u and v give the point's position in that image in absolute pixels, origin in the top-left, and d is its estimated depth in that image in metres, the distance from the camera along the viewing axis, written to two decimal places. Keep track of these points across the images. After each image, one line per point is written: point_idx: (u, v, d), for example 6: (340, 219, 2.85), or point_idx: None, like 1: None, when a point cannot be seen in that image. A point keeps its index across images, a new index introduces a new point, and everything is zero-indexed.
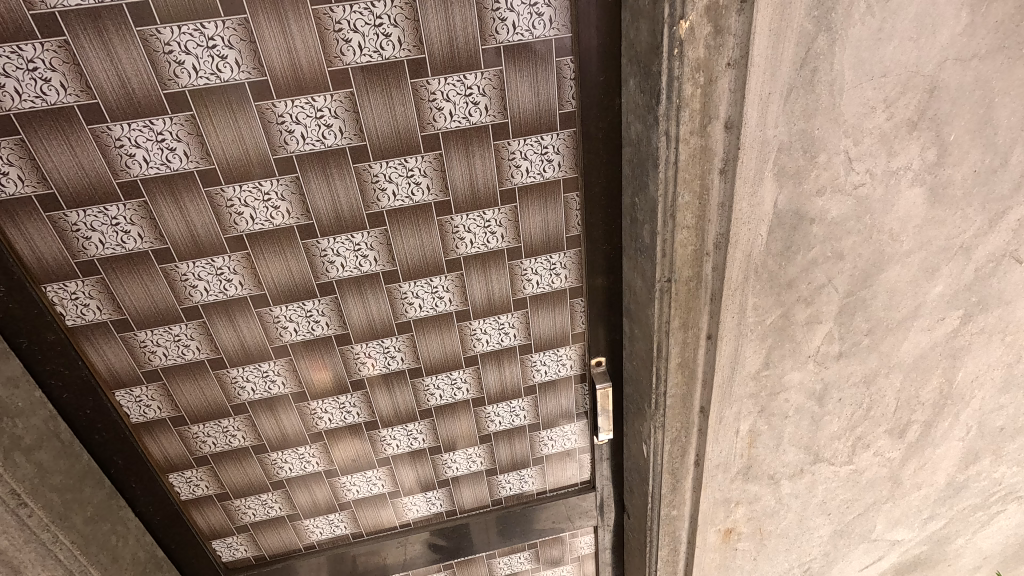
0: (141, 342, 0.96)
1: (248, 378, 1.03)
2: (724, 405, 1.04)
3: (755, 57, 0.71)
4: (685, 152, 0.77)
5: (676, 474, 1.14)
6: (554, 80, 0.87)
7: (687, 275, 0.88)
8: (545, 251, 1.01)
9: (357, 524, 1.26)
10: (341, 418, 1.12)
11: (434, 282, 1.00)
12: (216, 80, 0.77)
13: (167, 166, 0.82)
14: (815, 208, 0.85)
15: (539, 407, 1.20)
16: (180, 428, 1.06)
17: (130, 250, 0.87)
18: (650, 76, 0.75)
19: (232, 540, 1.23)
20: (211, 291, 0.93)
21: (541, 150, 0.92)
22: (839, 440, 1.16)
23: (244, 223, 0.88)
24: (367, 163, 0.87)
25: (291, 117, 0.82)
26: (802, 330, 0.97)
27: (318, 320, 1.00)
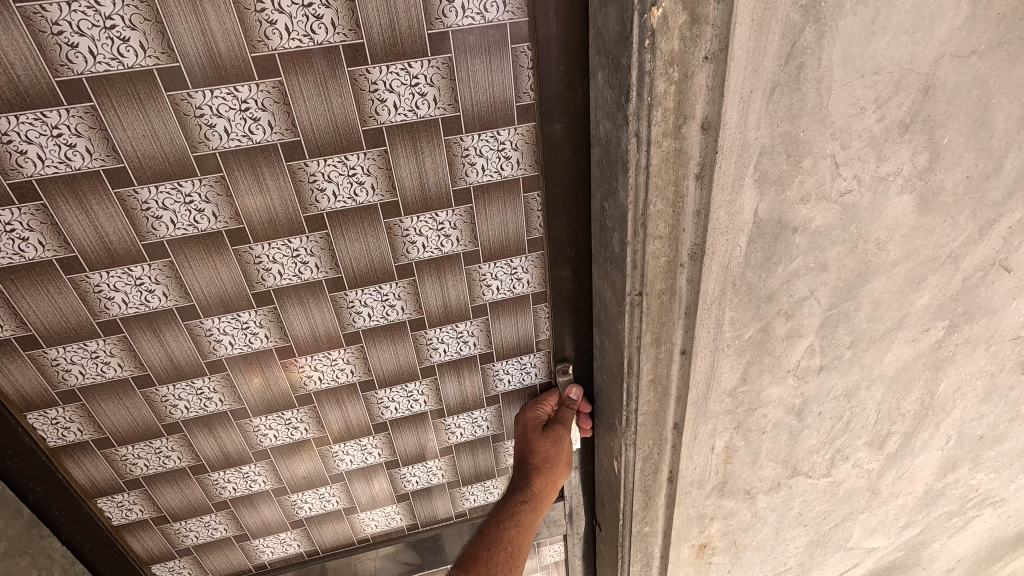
0: (53, 360, 0.85)
1: (181, 396, 0.94)
2: (698, 422, 0.98)
3: (736, 50, 0.63)
4: (656, 156, 0.69)
5: (649, 491, 1.08)
6: (509, 69, 0.78)
7: (659, 288, 0.81)
8: (505, 254, 0.94)
9: (312, 541, 1.18)
10: (288, 435, 1.03)
11: (384, 290, 0.92)
12: (118, 67, 0.66)
13: (66, 165, 0.71)
14: (798, 216, 0.78)
15: (503, 416, 1.14)
16: (108, 451, 0.96)
17: (31, 259, 0.76)
18: (620, 71, 0.66)
19: (174, 563, 1.14)
20: (132, 304, 0.83)
21: (497, 146, 0.83)
22: (818, 453, 1.11)
23: (165, 229, 0.78)
24: (303, 161, 0.78)
25: (212, 110, 0.71)
26: (781, 344, 0.91)
27: (256, 334, 0.91)
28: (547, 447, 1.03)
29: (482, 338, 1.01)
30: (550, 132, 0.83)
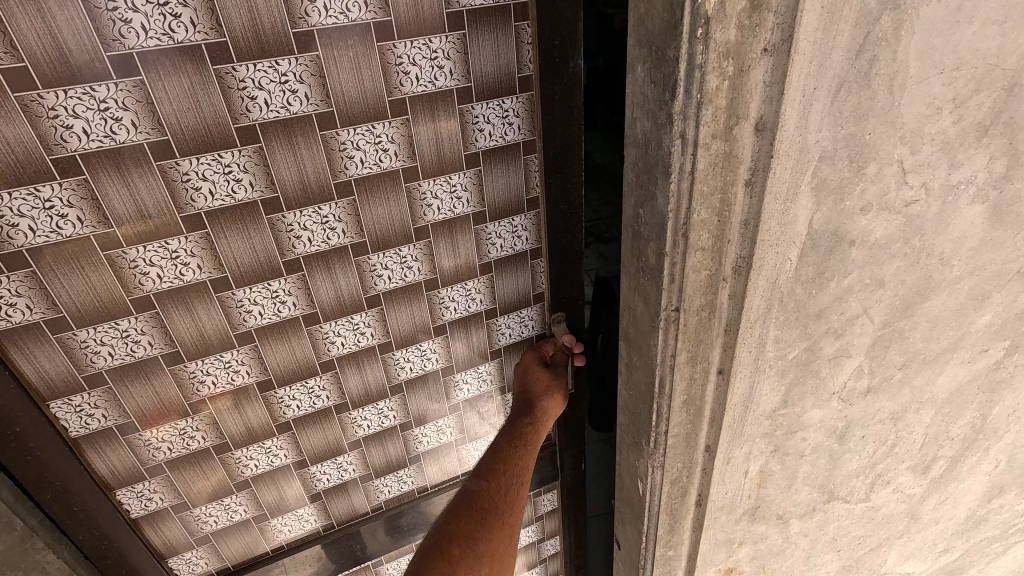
0: (82, 343, 0.71)
1: (208, 370, 0.80)
2: (733, 444, 0.91)
3: (801, 41, 0.56)
4: (703, 160, 0.62)
5: (675, 514, 1.01)
6: (512, 44, 0.76)
7: (698, 304, 0.74)
8: (508, 214, 0.90)
9: (330, 514, 1.03)
10: (310, 405, 0.90)
11: (403, 251, 0.84)
12: (169, 43, 0.59)
13: (112, 140, 0.62)
14: (857, 228, 0.70)
15: (505, 369, 1.06)
16: (132, 438, 0.80)
17: (67, 238, 0.65)
18: (665, 64, 0.59)
19: (191, 554, 0.94)
20: (159, 270, 0.70)
21: (502, 114, 0.81)
22: (857, 478, 1.04)
23: (202, 201, 0.68)
24: (335, 131, 0.71)
25: (251, 83, 0.64)
26: (828, 365, 0.84)
27: (284, 300, 0.79)
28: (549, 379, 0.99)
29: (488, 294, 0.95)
30: (554, 103, 0.81)
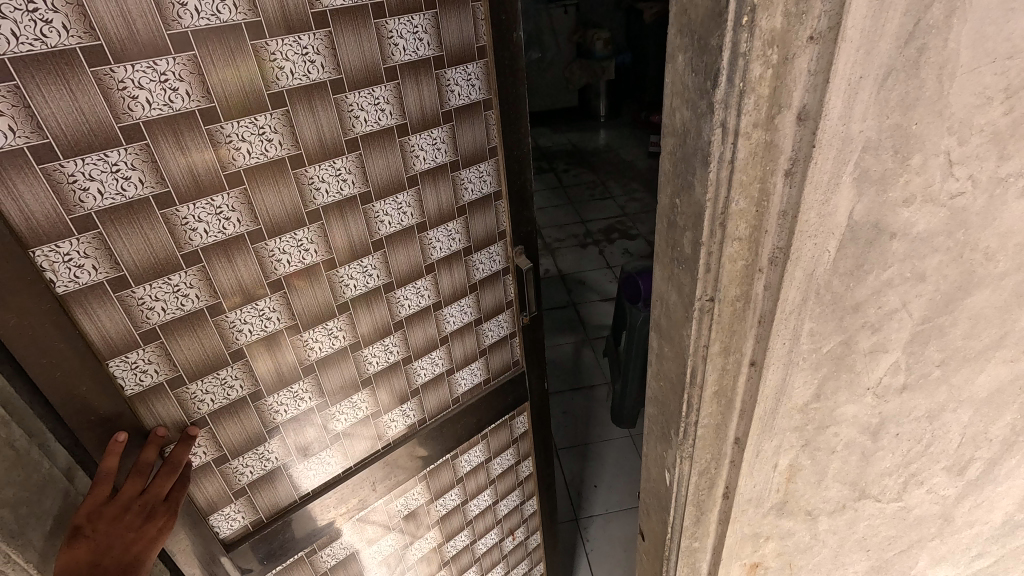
0: (139, 301, 0.79)
1: (245, 319, 0.89)
2: (763, 438, 0.90)
3: (849, 29, 0.55)
4: (744, 149, 0.62)
5: (701, 506, 1.02)
6: (471, 20, 0.97)
7: (733, 293, 0.74)
8: (475, 161, 1.08)
9: (349, 456, 1.13)
10: (330, 345, 1.00)
11: (399, 197, 0.99)
12: (217, 22, 0.72)
13: (170, 108, 0.72)
14: (899, 220, 0.69)
15: (482, 300, 1.23)
16: (179, 392, 0.88)
17: (130, 198, 0.74)
18: (707, 52, 0.59)
19: (229, 509, 1.01)
20: (204, 225, 0.80)
21: (467, 77, 1.00)
22: (890, 476, 1.02)
23: (243, 159, 0.80)
24: (343, 93, 0.86)
25: (278, 52, 0.77)
26: (863, 360, 0.83)
27: (307, 248, 0.91)
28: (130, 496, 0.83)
29: (465, 233, 1.12)
30: (503, 67, 1.04)
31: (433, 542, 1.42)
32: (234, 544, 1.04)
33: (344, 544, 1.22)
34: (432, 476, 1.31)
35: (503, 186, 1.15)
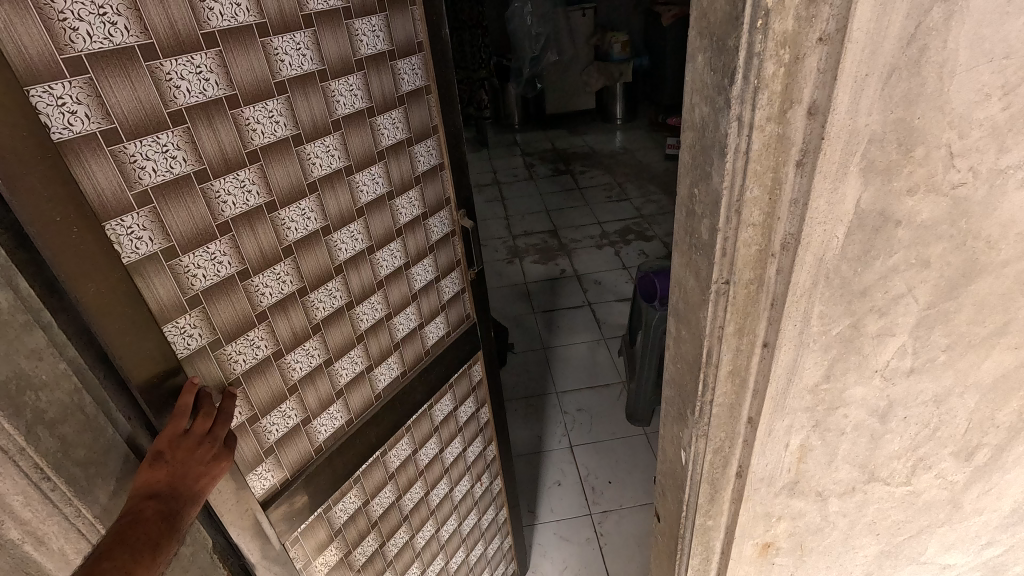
0: (185, 268, 0.93)
1: (266, 282, 1.04)
2: (775, 417, 0.96)
3: (855, 31, 0.61)
4: (759, 140, 0.68)
5: (716, 484, 1.07)
6: (410, 19, 1.20)
7: (747, 277, 0.80)
8: (423, 137, 1.32)
9: (351, 410, 1.32)
10: (331, 304, 1.18)
11: (373, 170, 1.20)
12: (235, 23, 0.89)
13: (205, 96, 0.88)
14: (904, 208, 0.74)
15: (438, 259, 1.46)
16: (219, 352, 1.01)
17: (177, 174, 0.88)
18: (724, 53, 0.65)
19: (262, 468, 1.17)
20: (233, 200, 0.95)
21: (412, 66, 1.24)
22: (898, 460, 1.07)
23: (260, 138, 0.96)
24: (327, 82, 1.05)
25: (279, 48, 0.96)
26: (871, 343, 0.88)
27: (310, 217, 1.08)
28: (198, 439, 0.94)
29: (420, 200, 1.35)
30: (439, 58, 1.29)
31: (420, 492, 1.64)
32: (269, 502, 1.20)
33: (352, 500, 1.41)
34: (411, 428, 1.54)
35: (443, 158, 1.39)
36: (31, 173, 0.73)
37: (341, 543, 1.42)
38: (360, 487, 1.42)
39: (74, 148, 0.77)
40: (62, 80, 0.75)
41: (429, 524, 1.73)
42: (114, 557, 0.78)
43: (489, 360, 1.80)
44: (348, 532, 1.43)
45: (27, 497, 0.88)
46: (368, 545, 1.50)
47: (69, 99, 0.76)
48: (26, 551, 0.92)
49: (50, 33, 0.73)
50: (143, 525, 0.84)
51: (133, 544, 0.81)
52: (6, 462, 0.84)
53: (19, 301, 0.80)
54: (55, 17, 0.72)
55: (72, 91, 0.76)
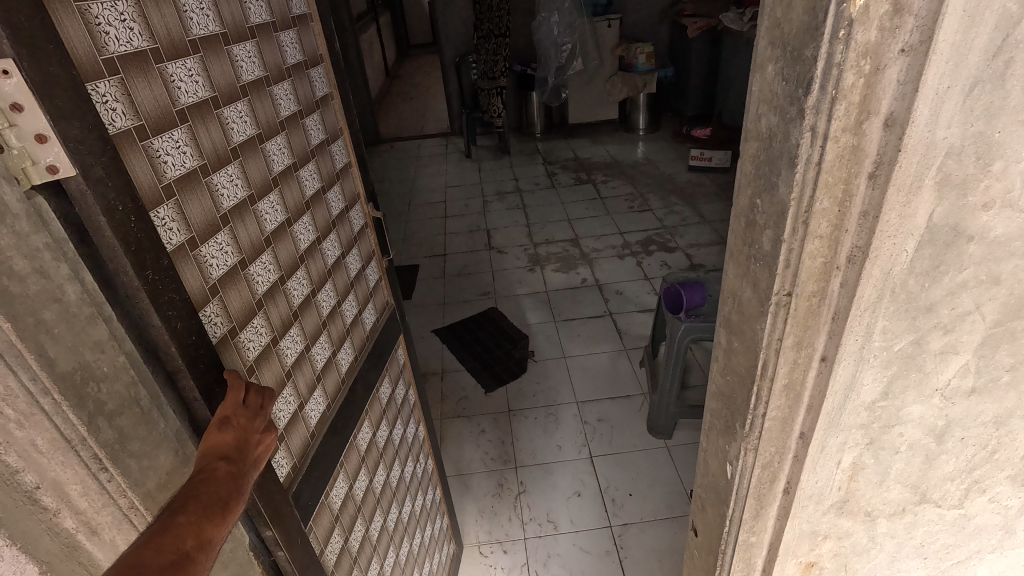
0: (205, 258, 1.06)
1: (259, 271, 1.22)
2: (829, 433, 0.94)
3: (940, 42, 0.61)
4: (833, 151, 0.67)
5: (762, 499, 1.05)
6: (310, 33, 1.47)
7: (810, 289, 0.79)
8: (334, 139, 1.59)
9: (327, 394, 1.52)
10: (300, 290, 1.38)
11: (311, 168, 1.44)
12: (208, 31, 1.06)
13: (197, 95, 1.04)
14: (977, 224, 0.74)
15: (360, 249, 1.75)
16: (235, 338, 1.15)
17: (189, 168, 1.02)
18: (800, 63, 0.65)
19: (278, 456, 1.31)
20: (229, 194, 1.12)
21: (319, 77, 1.51)
22: (952, 482, 1.04)
23: (237, 135, 1.14)
24: (271, 87, 1.27)
25: (237, 55, 1.15)
26: (933, 361, 0.86)
27: (278, 208, 1.28)
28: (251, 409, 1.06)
29: (342, 194, 1.61)
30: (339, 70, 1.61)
31: (383, 474, 1.85)
32: (293, 487, 1.34)
33: (341, 486, 1.58)
34: (368, 413, 1.75)
35: (350, 157, 1.68)
36: (98, 165, 0.82)
37: (341, 530, 1.59)
38: (345, 473, 1.60)
39: (120, 143, 0.88)
40: (102, 80, 0.85)
41: (395, 505, 1.94)
42: (189, 511, 0.85)
43: (407, 341, 2.11)
44: (344, 518, 1.60)
45: (84, 488, 0.88)
46: (358, 529, 1.69)
47: (110, 97, 0.86)
48: (78, 541, 0.92)
49: (91, 35, 0.84)
50: (213, 483, 0.92)
51: (205, 501, 0.88)
52: (67, 451, 0.84)
53: (85, 293, 0.84)
54: (92, 21, 0.84)
55: (111, 90, 0.87)
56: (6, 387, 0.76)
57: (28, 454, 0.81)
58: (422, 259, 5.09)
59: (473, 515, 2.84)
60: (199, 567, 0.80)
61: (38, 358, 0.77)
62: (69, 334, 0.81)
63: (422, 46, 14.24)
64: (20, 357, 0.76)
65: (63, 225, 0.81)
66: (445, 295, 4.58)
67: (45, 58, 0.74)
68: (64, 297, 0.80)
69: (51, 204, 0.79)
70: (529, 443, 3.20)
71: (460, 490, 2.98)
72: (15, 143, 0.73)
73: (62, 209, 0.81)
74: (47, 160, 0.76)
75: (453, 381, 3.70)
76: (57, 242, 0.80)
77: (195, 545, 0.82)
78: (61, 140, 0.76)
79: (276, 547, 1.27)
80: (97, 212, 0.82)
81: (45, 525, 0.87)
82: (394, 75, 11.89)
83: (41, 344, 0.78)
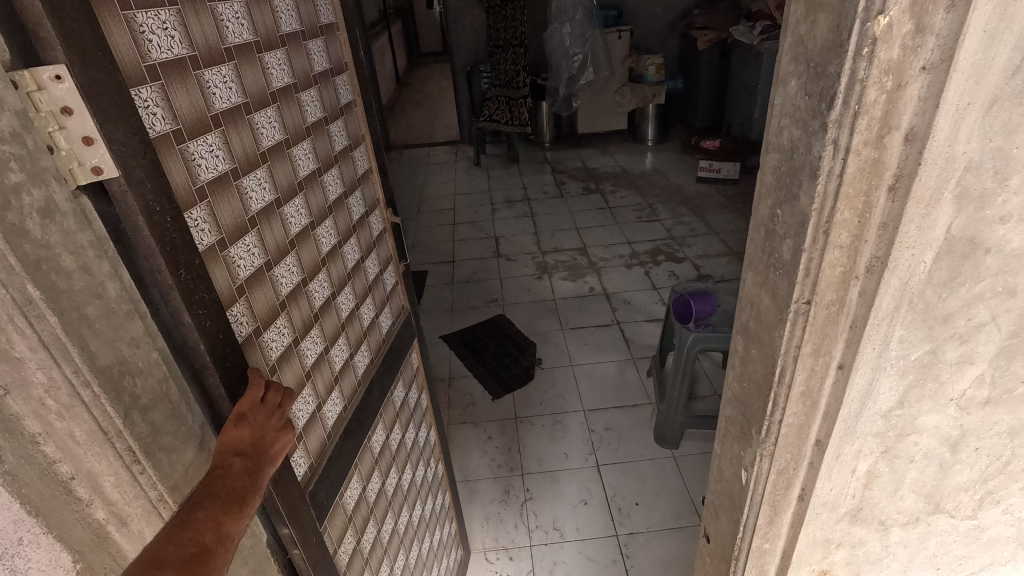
0: (234, 258, 1.09)
1: (283, 273, 1.24)
2: (845, 440, 0.96)
3: (960, 61, 0.64)
4: (855, 164, 0.70)
5: (776, 506, 1.06)
6: (337, 43, 1.51)
7: (829, 298, 0.81)
8: (356, 145, 1.62)
9: (344, 396, 1.54)
10: (321, 292, 1.41)
11: (334, 173, 1.47)
12: (242, 40, 1.10)
13: (231, 101, 1.07)
14: (994, 237, 0.76)
15: (379, 253, 1.78)
16: (258, 337, 1.17)
17: (221, 171, 1.05)
18: (824, 79, 0.67)
19: (296, 455, 1.33)
20: (257, 197, 1.15)
21: (343, 85, 1.54)
22: (966, 492, 1.05)
23: (266, 140, 1.18)
24: (299, 94, 1.30)
25: (269, 63, 1.19)
26: (949, 370, 0.88)
27: (302, 212, 1.31)
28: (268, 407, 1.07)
29: (363, 200, 1.65)
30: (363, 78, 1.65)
31: (395, 477, 1.87)
32: (309, 487, 1.36)
33: (355, 487, 1.60)
34: (382, 416, 1.77)
35: (371, 163, 1.71)
36: (139, 167, 0.84)
37: (354, 530, 1.60)
38: (359, 475, 1.62)
39: (158, 146, 0.91)
40: (144, 85, 0.89)
41: (405, 508, 1.96)
42: (206, 507, 0.87)
43: (421, 345, 2.13)
44: (357, 519, 1.61)
45: (116, 480, 0.90)
46: (370, 530, 1.70)
47: (151, 102, 0.90)
48: (108, 531, 0.94)
49: (136, 42, 0.87)
50: (229, 480, 0.94)
51: (221, 496, 0.90)
52: (104, 443, 0.87)
53: (124, 290, 0.87)
54: (138, 29, 0.87)
55: (152, 95, 0.90)
56: (49, 379, 0.79)
57: (65, 445, 0.84)
58: (431, 265, 5.13)
59: (479, 521, 2.84)
60: (217, 561, 0.82)
61: (80, 352, 0.80)
62: (109, 329, 0.84)
63: (433, 55, 14.38)
64: (63, 350, 0.79)
65: (105, 223, 0.84)
66: (453, 301, 4.61)
67: (94, 64, 0.77)
68: (105, 293, 0.83)
69: (92, 203, 0.82)
70: (537, 450, 3.21)
71: (467, 495, 2.99)
72: (64, 146, 0.76)
73: (103, 210, 0.84)
74: (93, 161, 0.79)
75: (461, 387, 3.71)
76: (99, 240, 0.83)
77: (214, 539, 0.84)
78: (107, 142, 0.79)
79: (293, 545, 1.28)
80: (136, 212, 0.84)
81: (78, 515, 0.90)
82: (405, 83, 12.00)
83: (84, 338, 0.80)
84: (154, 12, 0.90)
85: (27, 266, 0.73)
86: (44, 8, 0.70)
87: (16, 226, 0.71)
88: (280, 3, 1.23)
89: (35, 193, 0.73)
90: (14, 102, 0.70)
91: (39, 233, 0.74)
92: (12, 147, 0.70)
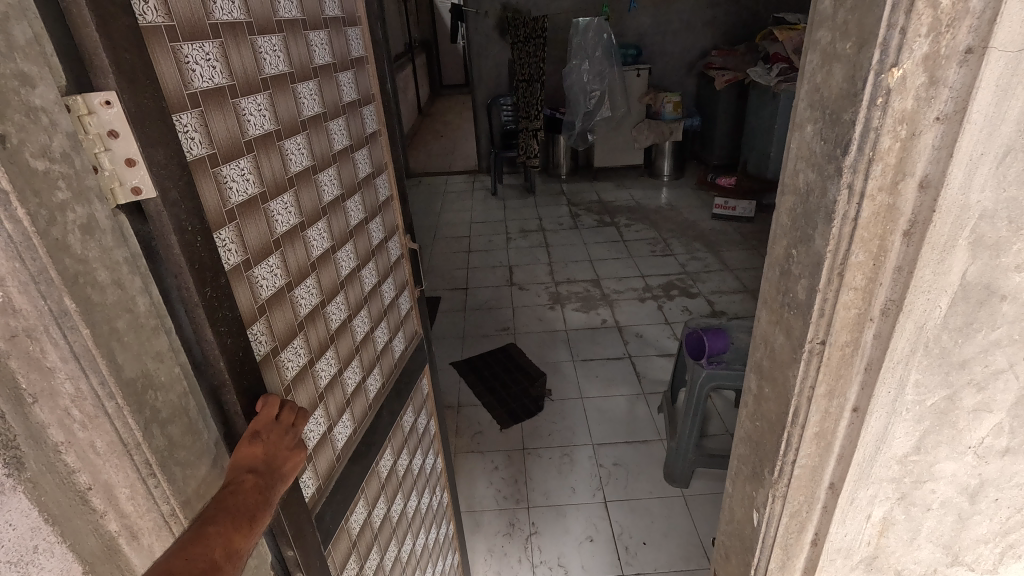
0: (257, 278, 1.12)
1: (302, 294, 1.27)
2: (859, 485, 0.95)
3: (972, 113, 0.66)
4: (869, 209, 0.71)
5: (788, 549, 1.04)
6: (366, 75, 1.57)
7: (844, 339, 0.81)
8: (378, 172, 1.66)
9: (354, 418, 1.54)
10: (338, 314, 1.43)
11: (356, 198, 1.50)
12: (277, 71, 1.15)
13: (263, 128, 1.12)
14: (1010, 284, 0.76)
15: (395, 278, 1.80)
16: (276, 357, 1.19)
17: (250, 195, 1.09)
18: (839, 125, 0.69)
19: (305, 476, 1.33)
20: (282, 220, 1.19)
21: (369, 115, 1.60)
22: (986, 545, 1.02)
23: (295, 166, 1.22)
24: (327, 123, 1.35)
25: (301, 93, 1.24)
26: (966, 418, 0.87)
27: (324, 236, 1.35)
28: (280, 428, 1.08)
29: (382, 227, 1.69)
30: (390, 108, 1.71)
31: (401, 503, 1.86)
32: (316, 508, 1.36)
33: (361, 512, 1.59)
34: (392, 439, 1.78)
35: (392, 191, 1.75)
36: (175, 189, 0.88)
37: (357, 556, 1.59)
38: (365, 499, 1.61)
39: (195, 170, 0.96)
40: (185, 112, 0.93)
41: (409, 536, 1.93)
42: (218, 522, 0.88)
43: (434, 370, 2.14)
44: (361, 543, 1.60)
45: (132, 492, 0.91)
46: (374, 557, 1.69)
47: (190, 128, 0.94)
48: (118, 544, 0.95)
49: (181, 72, 0.92)
50: (241, 496, 0.95)
51: (233, 512, 0.91)
52: (123, 455, 0.88)
53: (152, 306, 0.89)
54: (182, 59, 0.92)
55: (191, 122, 0.94)
56: (77, 389, 0.81)
57: (86, 455, 0.85)
58: (445, 292, 5.17)
59: (483, 555, 2.79)
60: None
61: (108, 364, 0.82)
62: (136, 343, 0.86)
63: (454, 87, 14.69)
64: (92, 362, 0.81)
65: (139, 241, 0.88)
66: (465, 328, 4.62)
67: (142, 91, 0.81)
68: (134, 308, 0.86)
69: (130, 221, 0.86)
70: (544, 483, 3.16)
71: (472, 527, 2.94)
72: (107, 167, 0.80)
73: (139, 228, 0.88)
74: (133, 181, 0.83)
75: (469, 416, 3.69)
76: (133, 257, 0.86)
77: (222, 555, 0.85)
78: (147, 163, 0.83)
79: (296, 568, 1.27)
80: (169, 231, 0.88)
81: (91, 526, 0.91)
82: (425, 113, 12.25)
83: (112, 350, 0.83)
84: (201, 44, 0.95)
85: (65, 279, 0.76)
86: (100, 39, 0.75)
87: (59, 241, 0.75)
88: (315, 37, 1.29)
89: (78, 211, 0.77)
90: (66, 125, 0.74)
91: (79, 249, 0.77)
92: (61, 166, 0.74)
